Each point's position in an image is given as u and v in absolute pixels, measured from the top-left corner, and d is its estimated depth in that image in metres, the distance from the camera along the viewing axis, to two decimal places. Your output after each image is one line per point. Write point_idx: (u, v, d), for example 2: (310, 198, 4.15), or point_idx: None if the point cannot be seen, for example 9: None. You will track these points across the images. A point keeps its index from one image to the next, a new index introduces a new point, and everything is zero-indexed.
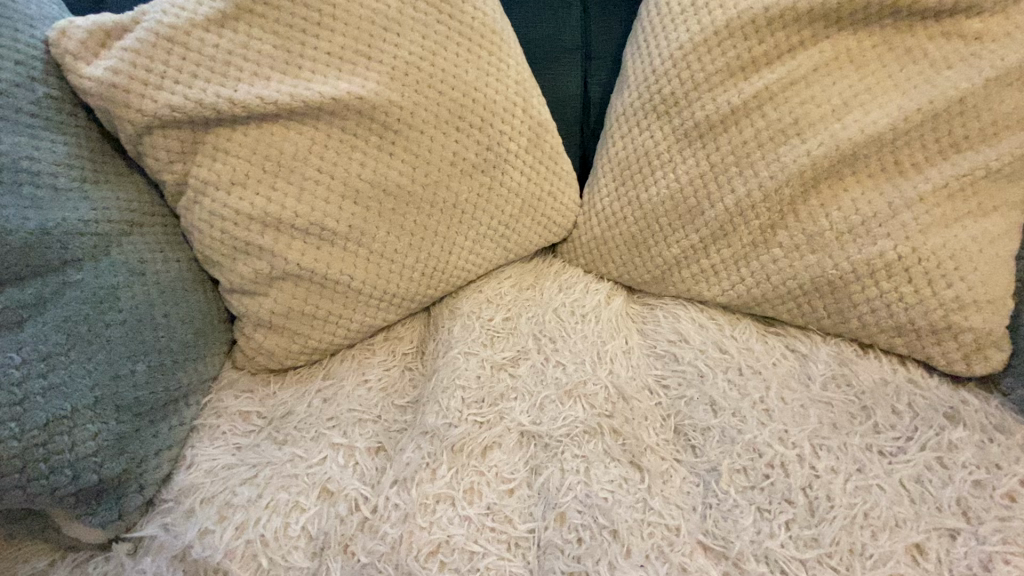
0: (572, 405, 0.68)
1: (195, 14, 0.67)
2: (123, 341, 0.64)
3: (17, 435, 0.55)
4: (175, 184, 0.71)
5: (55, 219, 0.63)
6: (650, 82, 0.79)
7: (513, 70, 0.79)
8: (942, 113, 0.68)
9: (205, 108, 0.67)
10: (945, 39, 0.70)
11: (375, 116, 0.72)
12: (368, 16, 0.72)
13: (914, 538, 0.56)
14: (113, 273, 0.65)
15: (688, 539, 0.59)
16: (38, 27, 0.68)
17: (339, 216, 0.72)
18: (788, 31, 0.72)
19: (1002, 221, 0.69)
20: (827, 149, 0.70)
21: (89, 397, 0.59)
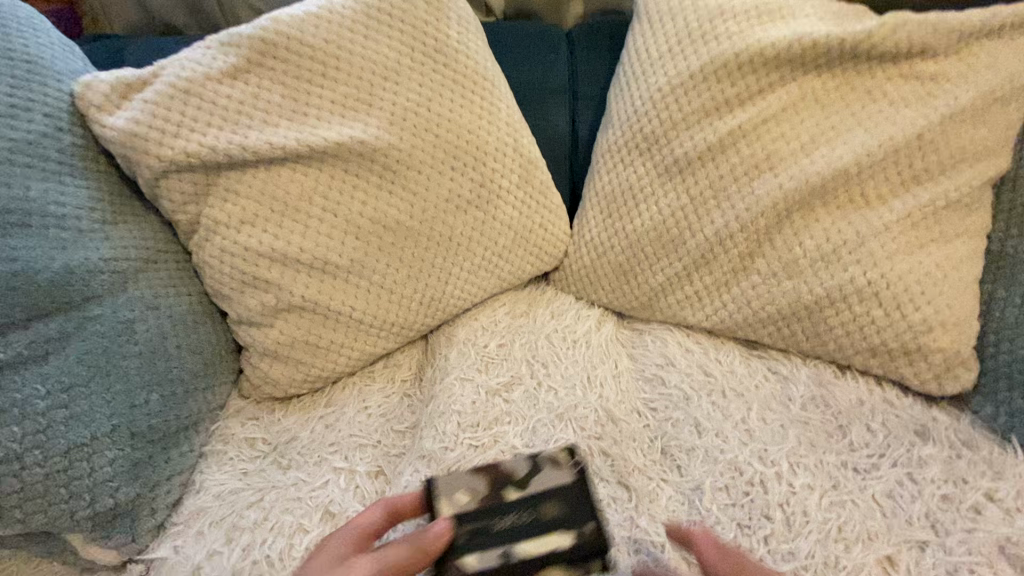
0: (564, 428, 0.72)
1: (210, 69, 0.74)
2: (138, 372, 0.68)
3: (40, 461, 0.59)
4: (188, 223, 0.76)
5: (78, 259, 0.67)
6: (631, 122, 0.84)
7: (504, 113, 0.85)
8: (903, 148, 0.73)
9: (218, 153, 0.72)
10: (903, 80, 0.75)
11: (375, 158, 0.77)
12: (369, 67, 0.78)
13: (884, 550, 0.60)
14: (130, 307, 0.70)
15: (672, 554, 0.63)
16: (65, 82, 0.74)
17: (342, 250, 0.76)
18: (758, 74, 0.78)
19: (965, 248, 0.73)
20: (797, 183, 0.75)
21: (107, 425, 0.64)
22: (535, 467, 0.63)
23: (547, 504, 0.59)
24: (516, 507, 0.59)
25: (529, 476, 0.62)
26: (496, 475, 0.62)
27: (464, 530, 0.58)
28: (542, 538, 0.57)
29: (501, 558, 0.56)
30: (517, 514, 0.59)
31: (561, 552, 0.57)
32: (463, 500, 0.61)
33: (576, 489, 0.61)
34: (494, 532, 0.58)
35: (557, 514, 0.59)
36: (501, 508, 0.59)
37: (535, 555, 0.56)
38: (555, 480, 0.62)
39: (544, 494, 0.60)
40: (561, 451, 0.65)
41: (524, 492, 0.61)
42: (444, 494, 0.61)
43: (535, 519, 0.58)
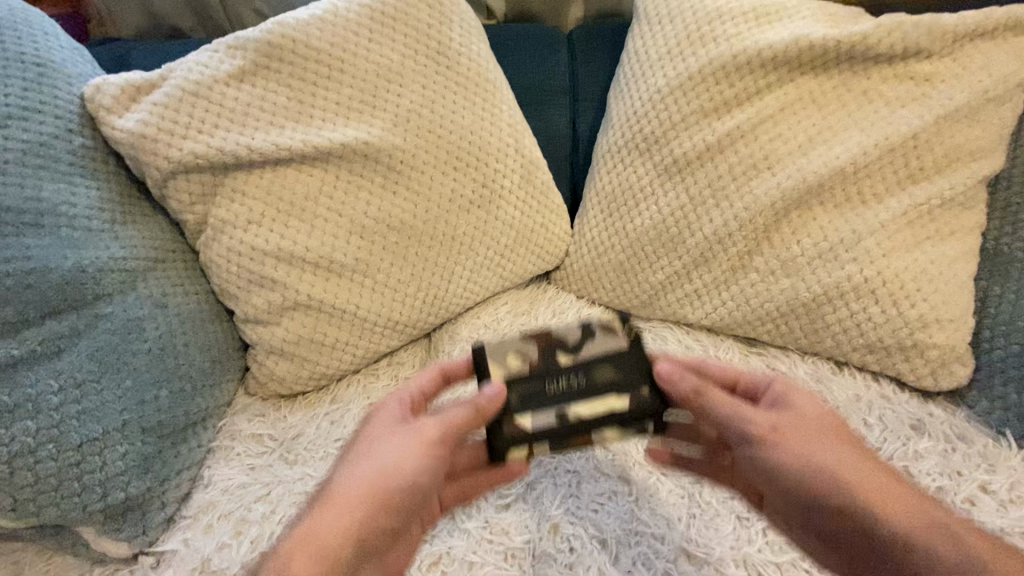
0: None
1: (217, 71, 0.75)
2: (148, 368, 0.69)
3: (53, 455, 0.61)
4: (195, 223, 0.77)
5: (89, 258, 0.69)
6: (631, 123, 0.86)
7: (505, 115, 0.86)
8: (898, 147, 0.75)
9: (225, 154, 0.73)
10: (898, 80, 0.76)
11: (379, 159, 0.78)
12: (373, 69, 0.79)
13: None
14: (139, 305, 0.71)
15: (673, 546, 0.64)
16: (75, 85, 0.76)
17: (347, 249, 0.78)
18: (755, 75, 0.79)
19: (960, 245, 0.75)
20: (794, 182, 0.76)
21: (118, 420, 0.65)
22: (585, 334, 0.65)
23: (603, 371, 0.63)
24: (568, 373, 0.63)
25: (579, 343, 0.65)
26: (547, 343, 0.65)
27: (521, 394, 0.62)
28: (595, 399, 0.61)
29: (558, 418, 0.61)
30: (567, 380, 0.63)
31: (614, 411, 0.62)
32: (512, 368, 0.63)
33: (631, 356, 0.64)
34: (548, 395, 0.62)
35: (608, 379, 0.63)
36: (554, 373, 0.63)
37: (589, 416, 0.61)
38: (605, 346, 0.65)
39: (594, 360, 0.64)
40: (603, 321, 0.67)
41: (575, 359, 0.64)
42: (492, 358, 0.64)
43: (587, 382, 0.62)
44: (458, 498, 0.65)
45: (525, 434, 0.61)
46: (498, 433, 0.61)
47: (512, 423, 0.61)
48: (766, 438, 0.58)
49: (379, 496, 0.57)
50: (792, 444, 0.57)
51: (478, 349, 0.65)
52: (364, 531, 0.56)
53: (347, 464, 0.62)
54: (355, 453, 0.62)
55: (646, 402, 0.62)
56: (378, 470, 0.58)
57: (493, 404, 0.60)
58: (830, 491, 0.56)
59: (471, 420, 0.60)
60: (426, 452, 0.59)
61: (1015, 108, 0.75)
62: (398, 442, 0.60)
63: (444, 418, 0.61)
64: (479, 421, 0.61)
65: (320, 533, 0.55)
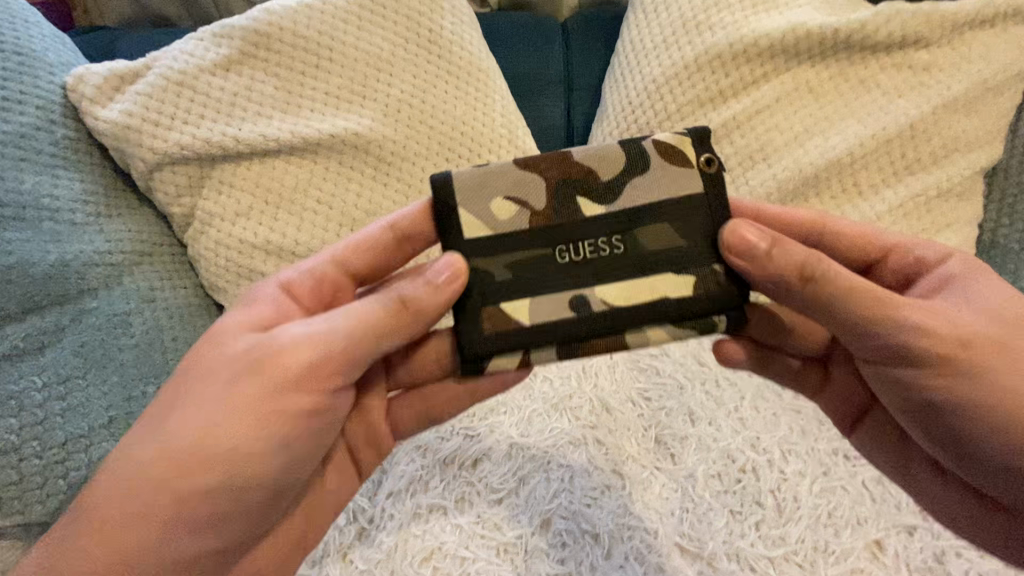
0: (559, 417, 0.72)
1: (203, 60, 0.73)
2: (135, 364, 0.68)
3: (38, 453, 0.61)
4: (183, 216, 0.75)
5: (73, 252, 0.68)
6: (627, 112, 0.84)
7: (499, 104, 0.83)
8: (895, 138, 0.74)
9: (212, 145, 0.72)
10: (896, 70, 0.75)
11: (370, 150, 0.77)
12: (363, 58, 0.78)
13: (873, 535, 0.63)
14: (125, 300, 0.70)
15: (666, 541, 0.64)
16: (57, 74, 0.74)
17: (338, 243, 0.76)
18: (752, 65, 0.78)
19: (956, 237, 0.74)
20: (790, 173, 0.76)
21: (104, 417, 0.64)
22: (632, 168, 0.52)
23: (651, 225, 0.51)
24: (606, 227, 0.51)
25: (617, 178, 0.52)
26: (565, 179, 0.52)
27: (541, 251, 0.51)
28: (630, 279, 0.51)
29: (570, 302, 0.51)
30: (603, 237, 0.51)
31: (654, 290, 0.51)
32: (503, 213, 0.51)
33: (693, 207, 0.52)
34: (560, 264, 0.51)
35: (654, 240, 0.51)
36: (586, 224, 0.51)
37: (618, 301, 0.51)
38: (662, 184, 0.52)
39: (647, 215, 0.51)
40: (656, 144, 0.52)
41: (607, 206, 0.52)
42: (484, 201, 0.52)
43: (632, 244, 0.51)
44: (422, 416, 0.61)
45: (520, 330, 0.51)
46: (475, 327, 0.51)
47: (500, 311, 0.51)
48: (944, 360, 0.48)
49: (200, 452, 0.48)
50: (978, 360, 0.48)
51: (440, 183, 0.52)
52: (186, 496, 0.48)
53: (150, 423, 0.50)
54: (176, 403, 0.49)
55: (706, 276, 0.51)
56: (195, 423, 0.48)
57: (362, 321, 0.49)
58: (993, 417, 0.49)
59: (328, 346, 0.49)
60: (258, 394, 0.48)
61: (1013, 99, 0.74)
62: (222, 384, 0.49)
63: (288, 345, 0.49)
64: (345, 342, 0.49)
65: (129, 492, 0.47)
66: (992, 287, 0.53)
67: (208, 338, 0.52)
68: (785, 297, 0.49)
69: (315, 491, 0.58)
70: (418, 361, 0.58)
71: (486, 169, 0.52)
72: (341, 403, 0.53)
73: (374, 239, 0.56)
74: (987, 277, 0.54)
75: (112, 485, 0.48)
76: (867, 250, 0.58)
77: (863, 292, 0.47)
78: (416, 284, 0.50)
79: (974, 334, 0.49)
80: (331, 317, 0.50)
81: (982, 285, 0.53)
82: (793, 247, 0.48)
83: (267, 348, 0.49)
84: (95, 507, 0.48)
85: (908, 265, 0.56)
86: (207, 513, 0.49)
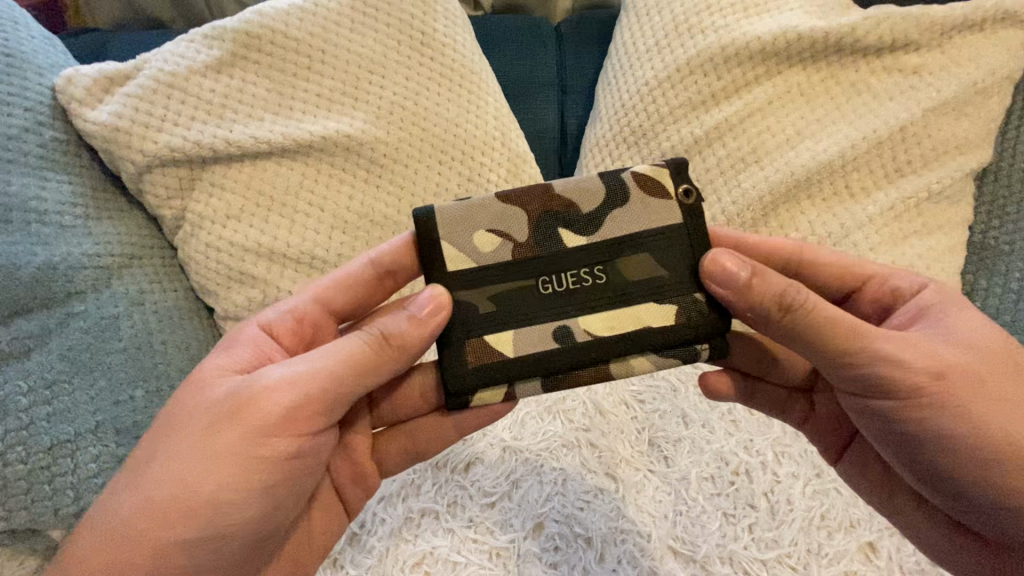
0: (552, 420, 0.71)
1: (194, 62, 0.73)
2: (123, 367, 0.68)
3: (23, 458, 0.60)
4: (173, 219, 0.75)
5: (60, 254, 0.67)
6: (619, 115, 0.84)
7: (491, 107, 0.83)
8: (886, 141, 0.74)
9: (202, 147, 0.72)
10: (886, 73, 0.75)
11: (362, 152, 0.76)
12: (355, 60, 0.77)
13: (866, 537, 0.63)
14: (114, 303, 0.69)
15: (658, 544, 0.64)
16: (46, 76, 0.74)
17: (329, 245, 0.75)
18: (744, 67, 0.78)
19: (947, 239, 0.74)
20: (782, 176, 0.76)
21: (91, 422, 0.64)
22: (614, 199, 0.53)
23: (633, 255, 0.52)
24: (587, 260, 0.52)
25: (599, 209, 0.53)
26: (546, 212, 0.53)
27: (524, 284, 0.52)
28: (613, 310, 0.51)
29: (554, 333, 0.51)
30: (585, 269, 0.52)
31: (637, 319, 0.51)
32: (487, 246, 0.52)
33: (673, 236, 0.53)
34: (544, 296, 0.52)
35: (637, 270, 0.52)
36: (567, 257, 0.52)
37: (602, 331, 0.51)
38: (644, 216, 0.53)
39: (627, 246, 0.52)
40: (636, 175, 0.54)
41: (589, 237, 0.52)
42: (466, 235, 0.52)
43: (613, 275, 0.52)
44: (407, 453, 0.62)
45: (504, 362, 0.51)
46: (458, 361, 0.51)
47: (484, 345, 0.51)
48: (926, 397, 0.48)
49: (180, 500, 0.48)
50: (958, 394, 0.48)
51: (424, 218, 0.53)
52: (164, 547, 0.47)
53: (131, 472, 0.50)
54: (157, 451, 0.50)
55: (688, 304, 0.52)
56: (174, 472, 0.48)
57: (341, 361, 0.50)
58: (974, 451, 0.49)
59: (308, 388, 0.49)
60: (238, 439, 0.48)
61: (1003, 101, 0.74)
62: (201, 430, 0.49)
63: (267, 388, 0.49)
64: (325, 382, 0.49)
65: (108, 544, 0.47)
66: (971, 318, 0.53)
67: (190, 383, 0.53)
68: (764, 326, 0.50)
69: (302, 532, 0.58)
70: (402, 395, 0.60)
71: (469, 204, 0.53)
72: (324, 444, 0.53)
73: (356, 276, 0.58)
74: (966, 306, 0.54)
75: (91, 537, 0.48)
76: (848, 277, 0.59)
77: (843, 325, 0.48)
78: (398, 320, 0.50)
79: (953, 367, 0.49)
80: (311, 358, 0.50)
81: (961, 315, 0.53)
82: (773, 279, 0.48)
83: (246, 391, 0.50)
84: (74, 562, 0.47)
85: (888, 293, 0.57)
86: (186, 564, 0.48)
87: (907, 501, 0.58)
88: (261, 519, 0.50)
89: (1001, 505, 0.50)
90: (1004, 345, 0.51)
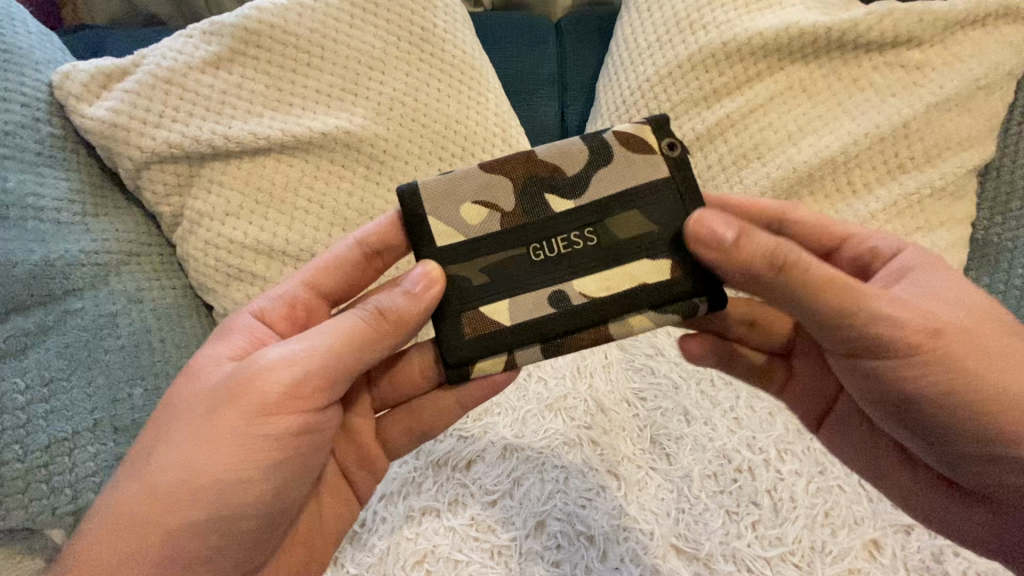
0: (553, 417, 0.71)
1: (192, 58, 0.72)
2: (121, 365, 0.67)
3: (20, 456, 0.59)
4: (171, 215, 0.74)
5: (58, 251, 0.67)
6: (621, 112, 0.83)
7: (492, 103, 0.83)
8: (888, 137, 0.74)
9: (201, 144, 0.71)
10: (889, 69, 0.75)
11: (362, 149, 0.76)
12: (354, 56, 0.77)
13: (870, 534, 0.63)
14: (112, 300, 0.69)
15: (661, 542, 0.64)
16: (42, 71, 0.73)
17: (329, 242, 0.75)
18: (745, 63, 0.78)
19: (950, 235, 0.74)
20: (784, 172, 0.75)
21: (89, 420, 0.63)
22: (599, 161, 0.53)
23: (621, 213, 0.52)
24: (574, 224, 0.52)
25: (582, 171, 0.53)
26: (531, 177, 0.53)
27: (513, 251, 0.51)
28: (606, 272, 0.51)
29: (550, 297, 0.51)
30: (572, 233, 0.51)
31: (631, 279, 0.51)
32: (472, 211, 0.52)
33: (659, 193, 0.52)
34: (535, 261, 0.51)
35: (625, 229, 0.51)
36: (553, 222, 0.52)
37: (598, 293, 0.51)
38: (628, 173, 0.52)
39: (613, 207, 0.52)
40: (617, 134, 0.54)
41: (576, 199, 0.52)
42: (452, 206, 0.52)
43: (602, 236, 0.51)
44: (407, 436, 0.61)
45: (500, 329, 0.51)
46: (454, 332, 0.51)
47: (480, 317, 0.51)
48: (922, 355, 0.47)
49: (186, 485, 0.47)
50: (948, 352, 0.48)
51: (408, 191, 0.53)
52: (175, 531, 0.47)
53: (135, 466, 0.49)
54: (158, 442, 0.49)
55: (681, 258, 0.51)
56: (179, 459, 0.48)
57: (342, 336, 0.49)
58: (968, 408, 0.48)
59: (309, 366, 0.49)
60: (241, 419, 0.48)
61: (1005, 98, 0.74)
62: (202, 416, 0.49)
63: (269, 371, 0.49)
64: (326, 360, 0.49)
65: (118, 533, 0.47)
66: (951, 280, 0.52)
67: (188, 371, 0.52)
68: (755, 285, 0.48)
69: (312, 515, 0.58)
70: (400, 374, 0.59)
71: (452, 176, 0.53)
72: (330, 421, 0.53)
73: (342, 259, 0.58)
74: (945, 270, 0.53)
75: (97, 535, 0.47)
76: (828, 239, 0.58)
77: (835, 285, 0.45)
78: (393, 296, 0.50)
79: (938, 325, 0.48)
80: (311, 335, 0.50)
81: (944, 276, 0.52)
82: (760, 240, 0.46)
83: (246, 373, 0.49)
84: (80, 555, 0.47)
85: (868, 254, 0.56)
86: (198, 547, 0.48)
87: (892, 465, 0.58)
88: (270, 500, 0.50)
89: (991, 456, 0.50)
90: (983, 304, 0.51)
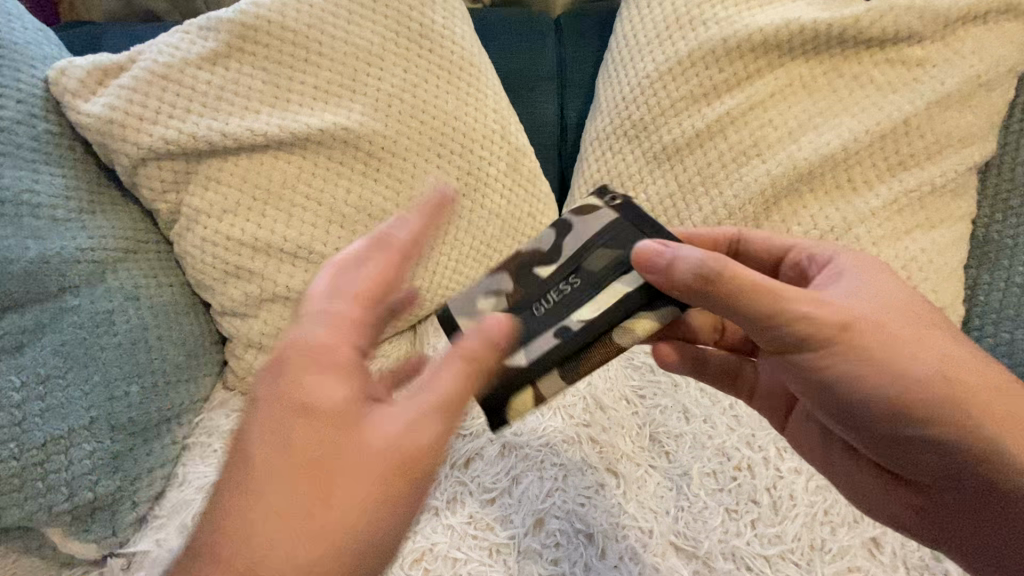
0: (552, 415, 0.71)
1: (189, 53, 0.72)
2: (117, 363, 0.67)
3: (16, 455, 0.60)
4: (168, 212, 0.74)
5: (54, 248, 0.66)
6: (620, 109, 0.83)
7: (491, 99, 0.82)
8: (889, 134, 0.73)
9: (198, 140, 0.71)
10: (889, 65, 0.74)
11: (360, 145, 0.75)
12: (352, 52, 0.76)
13: (870, 532, 0.63)
14: (108, 298, 0.69)
15: (660, 540, 0.63)
16: (39, 67, 0.73)
17: (327, 239, 0.74)
18: (745, 60, 0.78)
19: (950, 233, 0.73)
20: (784, 169, 0.75)
21: (85, 418, 0.64)
22: (562, 229, 0.53)
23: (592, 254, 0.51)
24: (557, 277, 0.51)
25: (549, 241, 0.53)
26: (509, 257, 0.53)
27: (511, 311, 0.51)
28: (597, 297, 0.50)
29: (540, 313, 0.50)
30: (559, 285, 0.51)
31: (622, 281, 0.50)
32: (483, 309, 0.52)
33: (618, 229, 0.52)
34: (537, 315, 0.50)
35: (601, 262, 0.51)
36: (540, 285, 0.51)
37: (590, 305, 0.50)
38: (586, 223, 0.52)
39: (584, 251, 0.51)
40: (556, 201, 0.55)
41: (552, 262, 0.52)
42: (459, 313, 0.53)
43: (589, 278, 0.50)
44: None
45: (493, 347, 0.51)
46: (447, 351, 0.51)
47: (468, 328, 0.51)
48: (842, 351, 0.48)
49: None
50: (877, 346, 0.48)
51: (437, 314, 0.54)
52: None
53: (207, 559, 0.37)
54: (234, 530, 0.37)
55: None
56: (276, 558, 0.36)
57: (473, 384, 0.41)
58: (911, 401, 0.49)
59: (443, 425, 0.40)
60: (351, 498, 0.37)
61: (1006, 95, 0.74)
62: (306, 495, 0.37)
63: (397, 435, 0.38)
64: (438, 424, 0.39)
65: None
66: (883, 278, 0.52)
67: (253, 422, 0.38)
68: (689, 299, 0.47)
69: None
70: None
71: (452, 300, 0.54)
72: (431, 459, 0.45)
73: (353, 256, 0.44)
74: (882, 271, 0.52)
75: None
76: (771, 250, 0.58)
77: (767, 290, 0.45)
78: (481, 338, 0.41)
79: (868, 322, 0.48)
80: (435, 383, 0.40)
81: (875, 275, 0.51)
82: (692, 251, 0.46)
83: (358, 439, 0.38)
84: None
85: (807, 258, 0.55)
86: None
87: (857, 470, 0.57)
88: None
89: (941, 443, 0.50)
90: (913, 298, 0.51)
